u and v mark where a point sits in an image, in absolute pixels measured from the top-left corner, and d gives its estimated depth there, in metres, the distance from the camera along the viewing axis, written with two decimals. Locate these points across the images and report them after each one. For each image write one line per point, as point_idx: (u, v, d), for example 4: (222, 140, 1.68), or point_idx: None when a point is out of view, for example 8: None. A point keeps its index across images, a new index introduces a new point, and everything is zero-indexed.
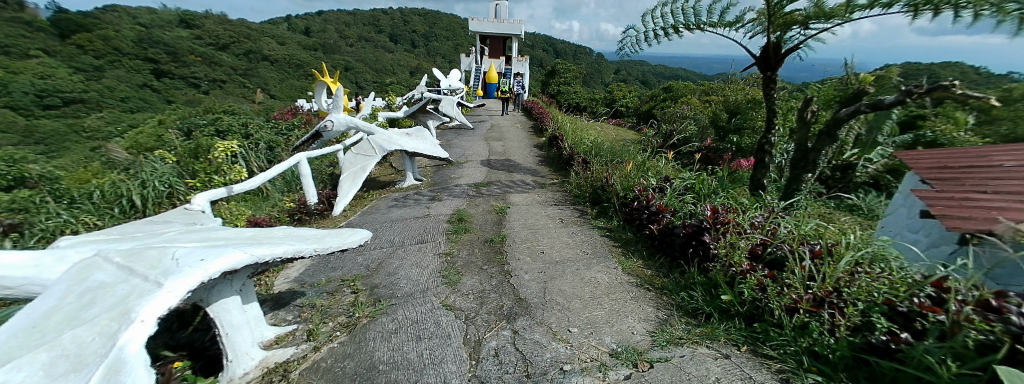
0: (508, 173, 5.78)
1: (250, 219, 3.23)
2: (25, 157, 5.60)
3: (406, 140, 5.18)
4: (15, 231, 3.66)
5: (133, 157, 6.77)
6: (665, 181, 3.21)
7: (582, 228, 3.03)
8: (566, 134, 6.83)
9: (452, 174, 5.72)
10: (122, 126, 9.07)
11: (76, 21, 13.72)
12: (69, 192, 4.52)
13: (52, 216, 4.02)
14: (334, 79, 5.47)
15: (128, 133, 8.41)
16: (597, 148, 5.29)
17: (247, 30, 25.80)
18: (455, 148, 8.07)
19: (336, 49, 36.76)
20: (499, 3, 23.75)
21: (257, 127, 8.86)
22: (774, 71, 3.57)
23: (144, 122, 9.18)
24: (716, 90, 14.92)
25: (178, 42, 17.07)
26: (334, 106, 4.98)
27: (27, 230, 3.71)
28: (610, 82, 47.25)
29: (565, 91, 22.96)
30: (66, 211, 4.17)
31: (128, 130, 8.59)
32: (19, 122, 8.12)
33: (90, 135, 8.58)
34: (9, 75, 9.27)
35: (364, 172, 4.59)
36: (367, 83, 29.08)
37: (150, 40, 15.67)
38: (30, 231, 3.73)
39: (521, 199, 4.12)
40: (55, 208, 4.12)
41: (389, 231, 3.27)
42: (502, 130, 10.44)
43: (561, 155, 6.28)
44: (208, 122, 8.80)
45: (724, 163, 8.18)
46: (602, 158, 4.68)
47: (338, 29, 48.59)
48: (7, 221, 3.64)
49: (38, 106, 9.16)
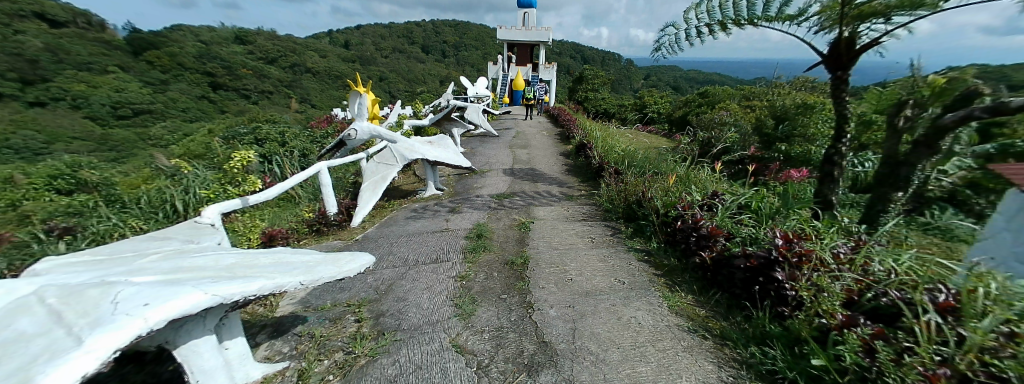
0: (533, 183, 5.49)
1: (264, 232, 3.16)
2: (92, 162, 6.07)
3: (427, 149, 5.03)
4: (71, 233, 3.79)
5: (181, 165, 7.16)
6: (714, 197, 2.79)
7: (615, 250, 2.66)
8: (595, 142, 6.46)
9: (474, 184, 5.52)
10: (177, 135, 9.77)
11: (147, 40, 15.19)
12: (120, 197, 4.74)
13: (103, 220, 4.11)
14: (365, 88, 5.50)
15: (181, 142, 9.01)
16: (630, 158, 4.88)
17: (293, 45, 27.62)
18: (479, 156, 7.92)
19: (371, 60, 38.59)
20: (528, 11, 23.90)
21: (293, 135, 9.22)
22: (846, 71, 3.03)
23: (197, 131, 9.84)
24: (758, 94, 13.92)
25: (232, 58, 18.49)
26: (359, 114, 4.94)
27: (79, 233, 3.79)
28: (640, 88, 46.16)
29: (593, 98, 22.53)
30: (116, 216, 4.28)
31: (183, 138, 9.23)
32: (99, 133, 8.93)
33: (154, 143, 9.31)
34: (88, 92, 10.43)
35: (384, 182, 4.49)
36: (398, 92, 30.15)
37: (209, 55, 17.04)
38: (81, 234, 3.80)
39: (547, 213, 3.79)
40: (107, 211, 4.33)
41: (403, 247, 3.06)
42: (527, 137, 10.20)
43: (590, 164, 5.93)
44: (249, 130, 9.22)
45: (772, 174, 7.44)
46: (637, 170, 4.28)
47: (374, 42, 51.14)
48: (64, 224, 3.81)
49: (113, 116, 10.32)
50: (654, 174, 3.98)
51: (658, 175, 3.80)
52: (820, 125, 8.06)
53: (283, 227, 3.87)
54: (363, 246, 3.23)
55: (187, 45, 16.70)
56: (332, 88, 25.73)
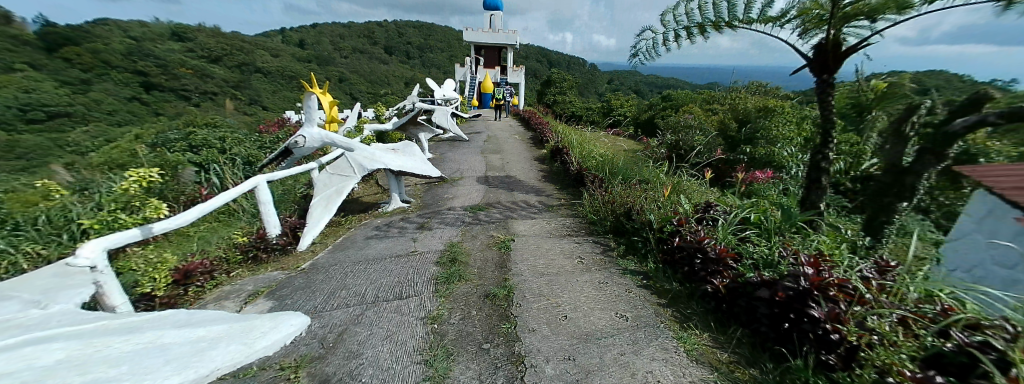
0: (509, 192, 5.13)
1: (176, 266, 2.41)
2: None
3: (390, 157, 4.47)
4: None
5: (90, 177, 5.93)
6: (711, 209, 2.58)
7: (610, 274, 2.35)
8: (571, 147, 6.24)
9: (444, 194, 5.06)
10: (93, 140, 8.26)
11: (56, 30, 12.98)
12: (11, 216, 3.41)
13: None
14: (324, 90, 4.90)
15: (96, 149, 7.60)
16: (611, 164, 4.64)
17: (241, 43, 25.21)
18: (450, 162, 7.45)
19: (331, 61, 36.47)
20: (494, 13, 23.68)
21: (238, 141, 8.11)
22: (832, 74, 2.96)
23: (119, 137, 8.41)
24: (717, 98, 14.64)
25: (168, 54, 16.43)
26: (308, 119, 4.29)
27: None
28: (604, 92, 47.70)
29: (561, 101, 22.69)
30: (2, 238, 3.12)
31: (106, 145, 7.84)
32: None
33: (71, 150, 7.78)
34: None
35: (339, 196, 3.91)
36: (361, 94, 28.68)
37: (139, 49, 14.95)
38: None
39: (528, 228, 3.42)
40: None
41: (361, 278, 2.55)
42: (499, 141, 9.86)
43: (566, 170, 5.69)
44: (182, 135, 7.97)
45: (738, 176, 7.64)
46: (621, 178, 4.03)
47: (333, 42, 48.44)
48: None
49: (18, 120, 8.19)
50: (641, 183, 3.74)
51: (646, 184, 3.55)
52: (779, 128, 8.40)
53: (204, 254, 3.09)
54: (310, 276, 2.66)
55: (111, 38, 14.59)
56: (286, 89, 23.79)
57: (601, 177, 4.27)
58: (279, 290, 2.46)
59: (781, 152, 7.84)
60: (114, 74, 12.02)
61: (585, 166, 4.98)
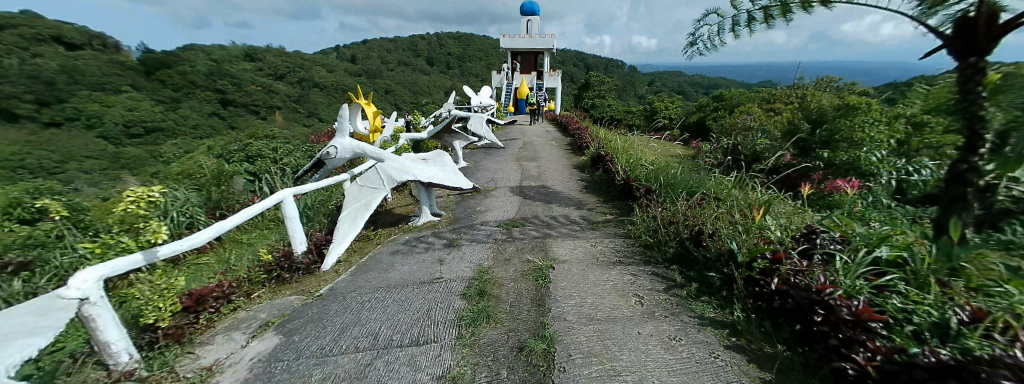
0: (546, 205, 4.69)
1: (188, 292, 2.27)
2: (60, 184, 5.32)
3: (420, 167, 4.22)
4: (27, 268, 2.81)
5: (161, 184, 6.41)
6: (818, 239, 1.98)
7: (683, 326, 1.81)
8: (616, 155, 5.66)
9: (477, 207, 4.73)
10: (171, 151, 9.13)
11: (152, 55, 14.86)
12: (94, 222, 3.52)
13: (69, 250, 3.13)
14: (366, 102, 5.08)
15: None
16: (667, 174, 4.01)
17: (301, 60, 27.47)
18: (484, 171, 7.19)
19: (378, 73, 38.60)
20: (530, 18, 23.52)
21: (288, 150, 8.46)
22: (988, 57, 1.60)
23: (192, 148, 9.23)
24: (779, 97, 13.15)
25: (241, 73, 18.27)
26: (339, 129, 4.17)
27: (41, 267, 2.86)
28: (645, 95, 45.69)
29: (601, 105, 21.85)
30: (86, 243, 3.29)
31: None
32: None
33: None
34: None
35: (367, 211, 3.71)
36: (404, 104, 29.96)
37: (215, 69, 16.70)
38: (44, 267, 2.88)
39: (570, 251, 2.94)
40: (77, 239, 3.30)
41: (379, 310, 2.24)
42: (536, 148, 9.47)
43: (611, 180, 5.13)
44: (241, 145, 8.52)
45: (815, 185, 6.53)
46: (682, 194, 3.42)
47: (380, 56, 51.45)
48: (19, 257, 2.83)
49: None
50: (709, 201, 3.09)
51: (718, 202, 2.91)
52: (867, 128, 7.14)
53: (227, 276, 2.94)
54: (324, 305, 2.40)
55: (194, 61, 16.40)
56: (338, 101, 25.36)
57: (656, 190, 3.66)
58: (291, 321, 2.21)
59: (869, 158, 6.55)
60: (197, 93, 13.43)
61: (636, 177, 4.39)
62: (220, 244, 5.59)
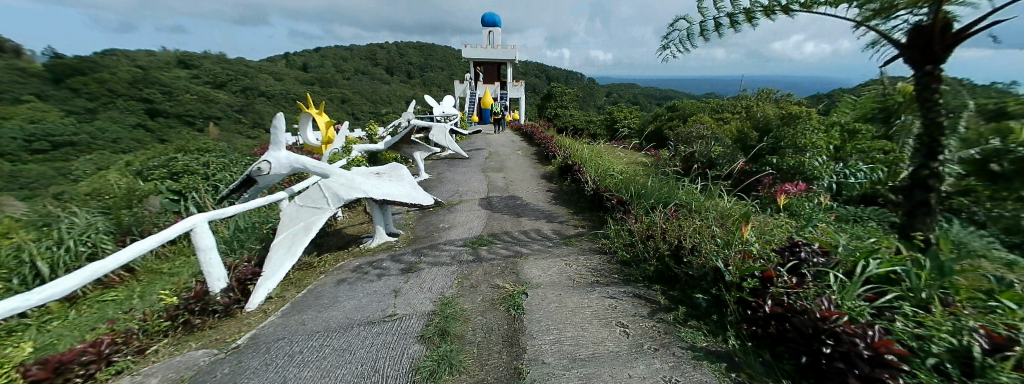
0: (515, 218, 4.41)
1: (29, 364, 1.67)
2: None
3: (374, 183, 3.74)
4: None
5: (53, 209, 5.30)
6: (803, 253, 1.86)
7: (680, 364, 1.57)
8: (584, 164, 5.55)
9: (440, 224, 4.34)
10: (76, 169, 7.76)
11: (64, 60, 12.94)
12: None
13: None
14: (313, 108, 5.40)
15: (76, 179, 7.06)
16: (638, 183, 3.91)
17: (246, 68, 25.34)
18: (449, 183, 6.79)
19: (334, 82, 36.71)
20: (492, 30, 23.64)
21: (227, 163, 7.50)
22: None
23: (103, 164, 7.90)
24: (727, 107, 14.11)
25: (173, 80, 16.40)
26: (276, 141, 3.60)
27: None
28: (604, 105, 47.81)
29: (563, 115, 22.31)
30: None
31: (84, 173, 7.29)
32: None
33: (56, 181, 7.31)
34: None
35: (307, 236, 3.17)
36: (363, 114, 28.60)
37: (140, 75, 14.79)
38: None
39: (543, 272, 2.66)
40: None
41: (313, 365, 1.79)
42: (502, 158, 9.23)
43: (580, 190, 4.99)
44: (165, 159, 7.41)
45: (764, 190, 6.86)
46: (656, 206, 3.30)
47: (337, 64, 49.10)
48: None
49: None
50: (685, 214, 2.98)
51: (695, 214, 2.79)
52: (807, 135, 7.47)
53: (111, 329, 2.29)
54: (239, 364, 1.88)
55: (113, 66, 14.44)
56: (289, 111, 23.63)
57: (631, 202, 3.52)
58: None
59: (811, 162, 6.78)
60: (116, 102, 11.78)
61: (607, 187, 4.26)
62: (133, 276, 4.67)
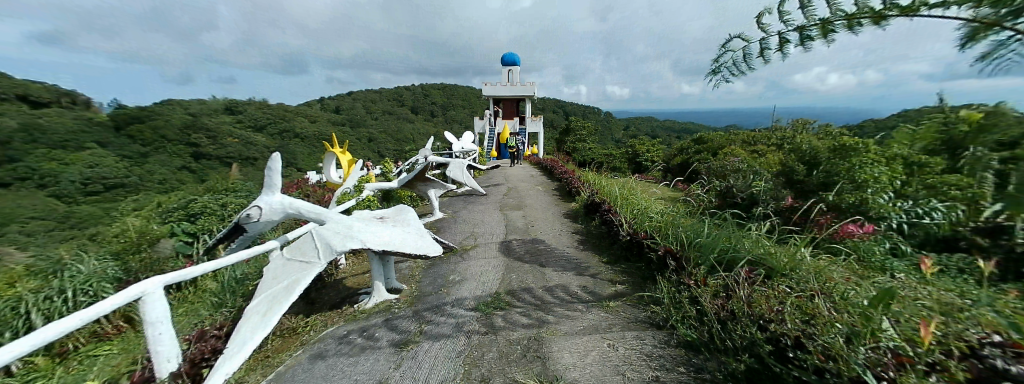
0: (537, 269, 3.76)
1: None
2: None
3: (374, 230, 3.21)
4: None
5: (65, 252, 5.18)
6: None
7: None
8: (616, 204, 4.91)
9: (451, 275, 3.75)
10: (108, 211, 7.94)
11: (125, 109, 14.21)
12: None
13: None
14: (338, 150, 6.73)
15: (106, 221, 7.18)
16: (692, 230, 3.20)
17: (283, 111, 27.16)
18: (464, 223, 6.28)
19: (362, 121, 38.54)
20: (511, 68, 24.33)
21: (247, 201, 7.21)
22: None
23: (133, 203, 8.06)
24: (762, 138, 13.23)
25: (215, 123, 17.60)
26: (269, 184, 3.21)
27: None
28: (623, 138, 47.51)
29: (583, 149, 21.99)
30: None
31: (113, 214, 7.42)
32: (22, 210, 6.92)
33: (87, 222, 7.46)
34: None
35: (287, 298, 2.62)
36: (387, 152, 29.51)
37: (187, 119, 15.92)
38: None
39: (578, 362, 1.97)
40: None
41: None
42: (522, 194, 8.74)
43: (612, 233, 4.34)
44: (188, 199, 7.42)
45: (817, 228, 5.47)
46: (724, 267, 2.57)
47: (366, 106, 52.21)
48: None
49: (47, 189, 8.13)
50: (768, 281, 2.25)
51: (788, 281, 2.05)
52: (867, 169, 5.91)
53: None
54: None
55: (165, 112, 15.72)
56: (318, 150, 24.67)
57: (690, 258, 2.80)
58: None
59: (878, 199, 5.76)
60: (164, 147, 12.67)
61: (654, 234, 3.55)
62: None
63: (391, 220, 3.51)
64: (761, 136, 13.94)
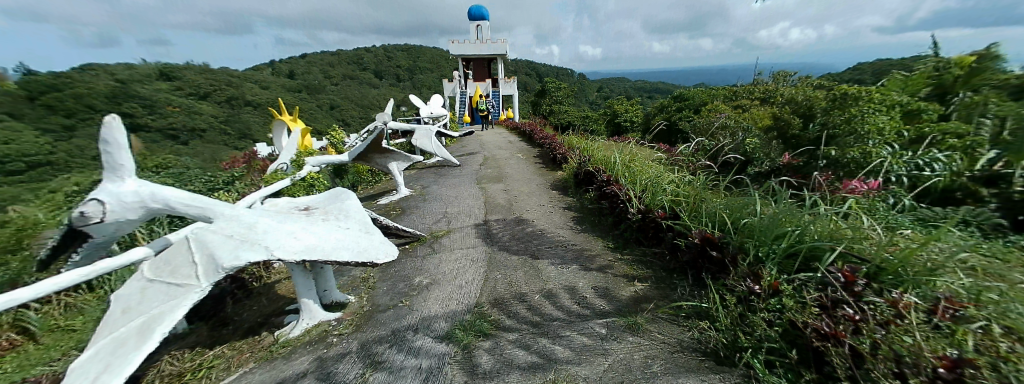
0: (528, 260, 2.96)
1: None
2: None
3: (292, 231, 2.15)
4: None
5: None
6: None
7: None
8: (616, 174, 4.10)
9: (417, 278, 2.85)
10: None
11: None
12: None
13: None
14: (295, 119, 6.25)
15: None
16: (735, 204, 2.42)
17: None
18: (435, 200, 5.32)
19: (319, 86, 34.69)
20: (480, 23, 22.08)
21: (170, 174, 5.64)
22: None
23: None
24: (744, 97, 12.78)
25: None
26: (109, 164, 2.01)
27: None
28: (598, 100, 46.61)
29: (560, 111, 20.93)
30: None
31: None
32: None
33: None
34: None
35: (138, 349, 1.59)
36: (350, 120, 26.92)
37: None
38: None
39: None
40: None
41: None
42: (500, 163, 7.82)
43: (615, 209, 3.57)
44: None
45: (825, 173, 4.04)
46: (800, 264, 1.83)
47: (322, 69, 47.28)
48: None
49: None
50: (890, 292, 1.50)
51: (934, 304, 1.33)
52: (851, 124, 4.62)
53: None
54: None
55: None
56: None
57: (747, 251, 2.02)
58: None
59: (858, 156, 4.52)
60: None
61: (680, 212, 2.77)
62: None
63: (323, 214, 2.45)
64: (742, 92, 13.47)
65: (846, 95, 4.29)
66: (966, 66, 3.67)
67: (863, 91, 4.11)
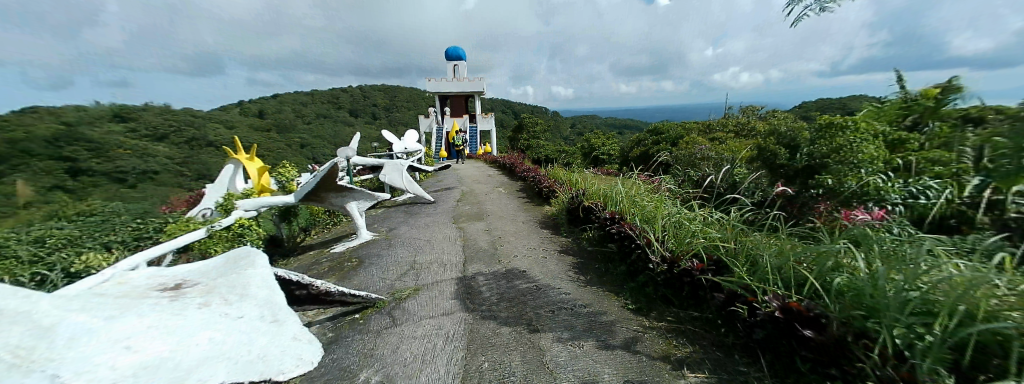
0: (525, 333, 2.14)
1: None
2: None
3: (124, 336, 1.20)
4: None
5: None
6: None
7: None
8: (621, 210, 3.48)
9: (362, 376, 1.93)
10: None
11: None
12: None
13: None
14: (250, 154, 5.69)
15: None
16: (812, 257, 1.78)
17: None
18: (403, 246, 4.44)
19: (290, 124, 33.47)
20: (457, 63, 22.27)
21: None
22: None
23: None
24: (717, 128, 13.09)
25: None
26: None
27: None
28: (573, 135, 47.97)
29: (538, 145, 20.72)
30: None
31: None
32: None
33: None
34: None
35: None
36: (320, 158, 25.68)
37: None
38: None
39: None
40: None
41: None
42: (479, 198, 7.10)
43: (628, 253, 2.88)
44: None
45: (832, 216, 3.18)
46: (973, 362, 1.13)
47: (295, 107, 46.18)
48: None
49: None
50: None
51: None
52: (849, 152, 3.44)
53: None
54: None
55: None
56: None
57: (869, 332, 1.32)
58: None
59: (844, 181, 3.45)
60: None
61: (727, 264, 2.13)
62: None
63: (200, 295, 1.55)
64: (715, 124, 13.71)
65: (828, 125, 3.70)
66: (933, 98, 3.37)
67: (847, 121, 3.55)
